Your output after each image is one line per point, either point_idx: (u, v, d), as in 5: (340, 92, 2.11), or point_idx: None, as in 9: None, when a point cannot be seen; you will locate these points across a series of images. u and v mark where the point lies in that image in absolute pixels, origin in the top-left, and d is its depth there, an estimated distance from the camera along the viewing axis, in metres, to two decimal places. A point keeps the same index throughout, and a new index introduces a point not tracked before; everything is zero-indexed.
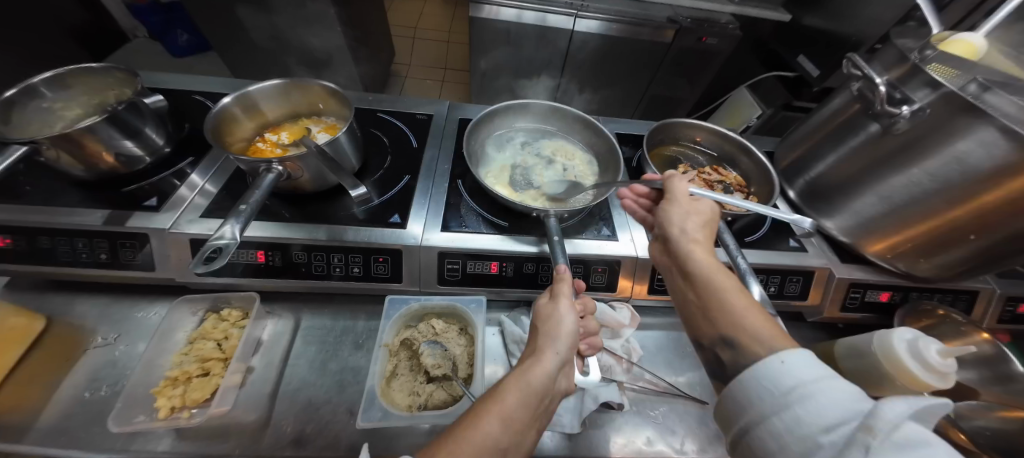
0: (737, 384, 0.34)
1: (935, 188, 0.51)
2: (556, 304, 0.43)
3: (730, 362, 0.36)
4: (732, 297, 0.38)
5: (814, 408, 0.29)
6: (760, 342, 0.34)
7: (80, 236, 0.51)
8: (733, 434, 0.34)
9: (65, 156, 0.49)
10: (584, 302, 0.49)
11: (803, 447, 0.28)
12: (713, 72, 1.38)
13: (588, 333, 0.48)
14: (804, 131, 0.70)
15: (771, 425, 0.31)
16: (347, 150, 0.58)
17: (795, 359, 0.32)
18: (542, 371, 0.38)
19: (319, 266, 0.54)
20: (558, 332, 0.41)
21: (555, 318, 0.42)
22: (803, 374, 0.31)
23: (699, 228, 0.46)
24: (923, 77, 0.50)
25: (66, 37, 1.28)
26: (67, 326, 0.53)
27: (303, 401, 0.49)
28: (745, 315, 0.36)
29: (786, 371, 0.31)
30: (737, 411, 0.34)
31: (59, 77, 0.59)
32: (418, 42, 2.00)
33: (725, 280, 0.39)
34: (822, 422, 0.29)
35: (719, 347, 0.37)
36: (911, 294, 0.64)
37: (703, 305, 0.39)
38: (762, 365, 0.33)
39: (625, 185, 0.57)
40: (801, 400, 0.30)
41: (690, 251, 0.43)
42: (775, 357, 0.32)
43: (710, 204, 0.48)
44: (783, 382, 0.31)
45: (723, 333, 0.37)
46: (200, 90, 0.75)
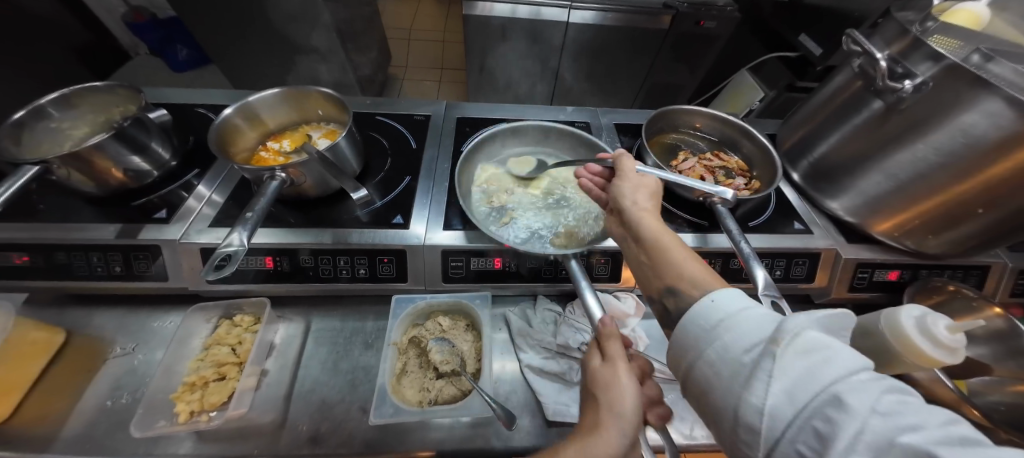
0: (680, 329, 0.36)
1: (941, 162, 0.50)
2: (614, 367, 0.38)
3: (675, 309, 0.39)
4: (673, 250, 0.41)
5: (738, 333, 0.31)
6: (696, 285, 0.37)
7: (94, 251, 0.52)
8: (679, 376, 0.36)
9: (77, 174, 0.51)
10: (641, 365, 0.43)
11: (733, 370, 0.30)
12: (712, 56, 1.36)
13: (654, 401, 0.43)
14: (806, 111, 0.69)
15: (706, 356, 0.32)
16: (348, 154, 0.59)
17: (723, 296, 0.34)
18: (606, 448, 0.34)
19: (326, 270, 0.55)
20: (622, 409, 0.36)
21: (615, 388, 0.37)
22: (731, 306, 0.33)
23: (648, 199, 0.48)
24: (925, 50, 0.49)
25: (71, 58, 1.31)
26: (87, 338, 0.55)
27: (317, 401, 0.51)
28: (685, 266, 0.39)
29: (714, 306, 0.34)
30: (681, 352, 0.35)
31: (66, 97, 0.61)
32: (413, 44, 2.00)
33: (669, 239, 0.42)
34: (744, 345, 0.30)
35: (666, 298, 0.40)
36: (921, 272, 0.63)
37: (652, 263, 0.42)
38: (696, 306, 0.35)
39: (582, 166, 0.61)
40: (727, 330, 0.32)
41: (637, 218, 0.45)
42: (708, 295, 0.35)
43: (654, 178, 0.51)
44: (712, 316, 0.33)
45: (668, 284, 0.40)
46: (201, 102, 0.76)
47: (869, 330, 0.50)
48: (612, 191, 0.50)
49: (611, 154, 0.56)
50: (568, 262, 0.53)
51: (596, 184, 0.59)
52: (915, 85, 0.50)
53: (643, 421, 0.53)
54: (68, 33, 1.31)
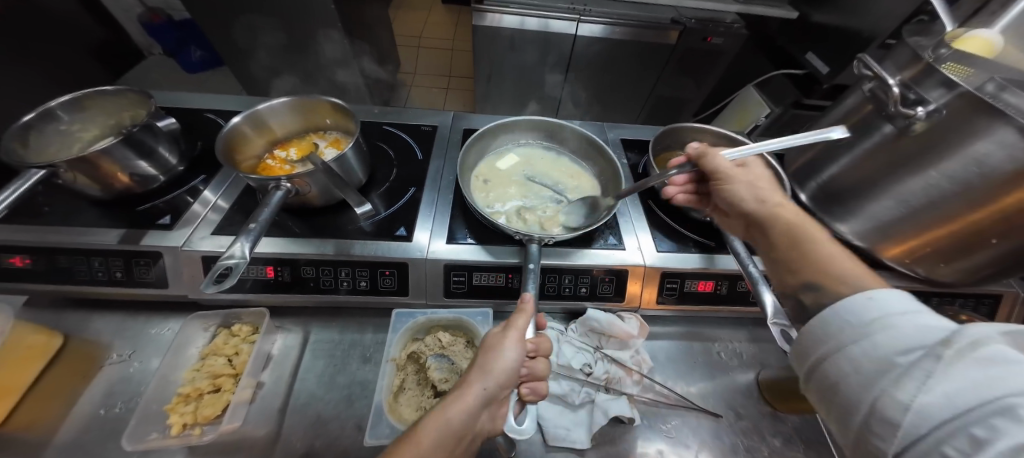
0: (817, 321, 0.35)
1: (954, 191, 0.49)
2: (505, 335, 0.43)
3: (813, 304, 0.37)
4: (819, 246, 0.40)
5: (899, 332, 0.30)
6: (842, 280, 0.37)
7: (96, 256, 0.52)
8: (806, 370, 0.35)
9: (83, 178, 0.51)
10: (539, 343, 0.47)
11: (880, 366, 0.29)
12: (719, 71, 1.37)
13: (535, 376, 0.46)
14: (816, 131, 0.68)
15: (847, 352, 0.32)
16: (354, 165, 0.59)
17: (883, 294, 0.33)
18: (460, 406, 0.38)
19: (327, 281, 0.55)
20: (491, 369, 0.40)
21: (496, 352, 0.41)
22: (893, 305, 0.32)
23: (773, 196, 0.49)
24: (938, 76, 0.48)
25: (84, 58, 1.33)
26: (84, 342, 0.54)
27: (313, 415, 0.50)
28: (831, 261, 0.38)
29: (873, 306, 0.32)
30: (813, 345, 0.35)
31: (77, 101, 0.61)
32: (422, 51, 2.02)
33: (816, 232, 0.42)
34: (900, 346, 0.29)
35: (802, 292, 0.39)
36: (932, 300, 0.62)
37: (788, 260, 0.41)
38: (845, 300, 0.34)
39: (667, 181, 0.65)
40: (883, 328, 0.31)
41: (773, 211, 0.46)
42: (863, 292, 0.34)
43: (761, 171, 0.54)
44: (869, 313, 0.32)
45: (805, 280, 0.39)
46: (211, 107, 0.76)
47: None
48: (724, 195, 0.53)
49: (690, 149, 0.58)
50: (529, 246, 0.54)
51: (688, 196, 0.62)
52: (928, 112, 0.49)
53: (644, 446, 0.52)
54: (84, 32, 1.32)
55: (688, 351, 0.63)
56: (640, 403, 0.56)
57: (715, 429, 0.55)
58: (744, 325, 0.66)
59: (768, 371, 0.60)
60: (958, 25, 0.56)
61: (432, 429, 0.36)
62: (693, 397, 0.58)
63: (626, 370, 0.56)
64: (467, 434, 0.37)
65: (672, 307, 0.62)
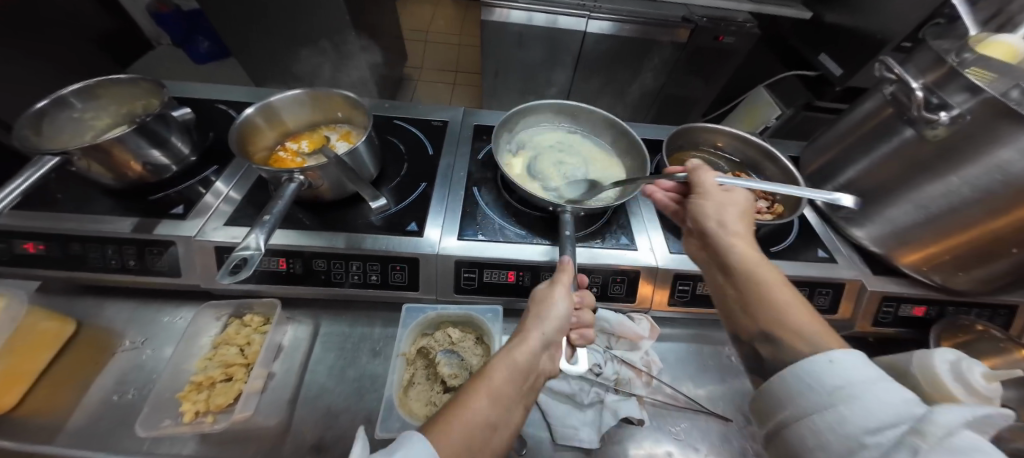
0: (778, 380, 0.36)
1: (976, 197, 0.48)
2: (554, 289, 0.45)
3: (770, 358, 0.39)
4: (776, 291, 0.41)
5: (863, 407, 0.30)
6: (806, 340, 0.37)
7: (109, 243, 0.52)
8: (768, 427, 0.37)
9: (97, 166, 0.51)
10: (584, 296, 0.50)
11: (847, 447, 0.30)
12: (731, 71, 1.35)
13: (582, 325, 0.49)
14: (833, 135, 0.67)
15: (812, 421, 0.33)
16: (365, 159, 0.59)
17: (845, 358, 0.34)
18: (526, 349, 0.39)
19: (337, 274, 0.55)
20: (548, 321, 0.42)
21: (549, 303, 0.43)
22: (854, 375, 0.32)
23: (735, 221, 0.49)
24: (962, 80, 0.47)
25: (93, 46, 1.33)
26: (98, 328, 0.55)
27: (322, 408, 0.50)
28: (790, 310, 0.39)
29: (835, 371, 0.33)
30: (776, 405, 0.36)
31: (91, 89, 0.61)
32: (430, 46, 2.01)
33: (767, 271, 0.43)
34: (866, 424, 0.30)
35: (759, 343, 0.41)
36: (948, 308, 0.61)
37: (743, 300, 0.43)
38: (807, 362, 0.35)
39: (650, 182, 0.62)
40: (847, 400, 0.31)
41: (732, 244, 0.46)
42: (824, 353, 0.35)
43: (743, 196, 0.52)
44: (829, 383, 0.33)
45: (763, 327, 0.40)
46: (222, 98, 0.76)
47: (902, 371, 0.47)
48: (692, 209, 0.52)
49: (686, 165, 0.57)
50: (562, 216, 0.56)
51: (670, 199, 0.59)
52: (951, 117, 0.48)
53: (653, 446, 0.52)
54: (93, 21, 1.33)
55: (698, 354, 0.62)
56: (649, 405, 0.55)
57: (725, 433, 0.54)
58: None
59: None
60: (981, 28, 0.55)
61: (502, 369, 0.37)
62: (702, 400, 0.57)
63: (635, 371, 0.57)
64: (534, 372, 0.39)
65: (683, 310, 0.61)
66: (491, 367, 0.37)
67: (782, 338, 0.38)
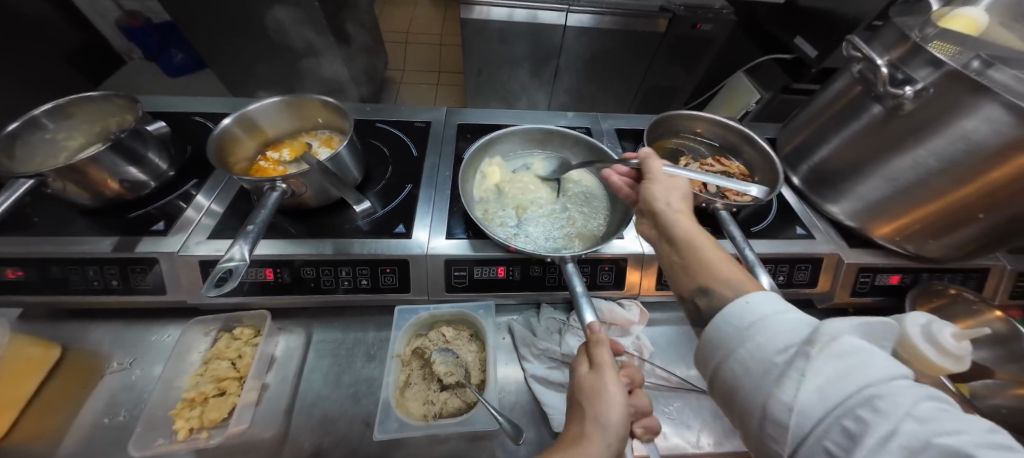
0: (711, 328, 0.36)
1: (942, 168, 0.50)
2: (601, 375, 0.39)
3: (706, 309, 0.39)
4: (710, 253, 0.41)
5: (770, 334, 0.32)
6: (731, 286, 0.38)
7: (90, 264, 0.51)
8: (708, 375, 0.36)
9: (72, 187, 0.50)
10: (631, 374, 0.46)
11: (764, 368, 0.31)
12: (709, 58, 1.37)
13: (642, 412, 0.44)
14: (807, 115, 0.69)
15: (737, 355, 0.33)
16: (348, 163, 0.58)
17: (759, 298, 0.34)
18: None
19: (327, 280, 0.54)
20: (608, 422, 0.37)
21: (601, 397, 0.38)
22: (765, 308, 0.33)
23: (681, 201, 0.49)
24: (924, 56, 0.49)
25: (61, 63, 1.30)
26: (84, 353, 0.54)
27: (319, 415, 0.50)
28: (722, 267, 0.40)
29: (751, 309, 0.34)
30: (711, 351, 0.36)
31: (62, 108, 0.60)
32: (410, 47, 1.99)
33: (704, 239, 0.43)
34: (777, 346, 0.31)
35: (697, 297, 0.40)
36: (923, 275, 0.63)
37: (684, 263, 0.43)
38: (730, 306, 0.35)
39: (609, 166, 0.62)
40: (760, 330, 0.32)
41: (672, 219, 0.46)
42: (742, 296, 0.35)
43: (685, 181, 0.52)
44: (746, 317, 0.34)
45: (701, 284, 0.40)
46: (199, 111, 0.75)
47: None
48: (643, 194, 0.51)
49: (639, 153, 0.56)
50: (563, 265, 0.52)
51: (626, 183, 0.60)
52: (915, 91, 0.50)
53: None
54: (59, 39, 1.29)
55: (688, 336, 0.64)
56: None
57: (716, 409, 0.56)
58: None
59: None
60: (942, 5, 0.57)
61: None
62: (693, 380, 0.59)
63: (628, 356, 0.57)
64: None
65: (671, 293, 0.62)
66: None
67: (712, 288, 0.39)
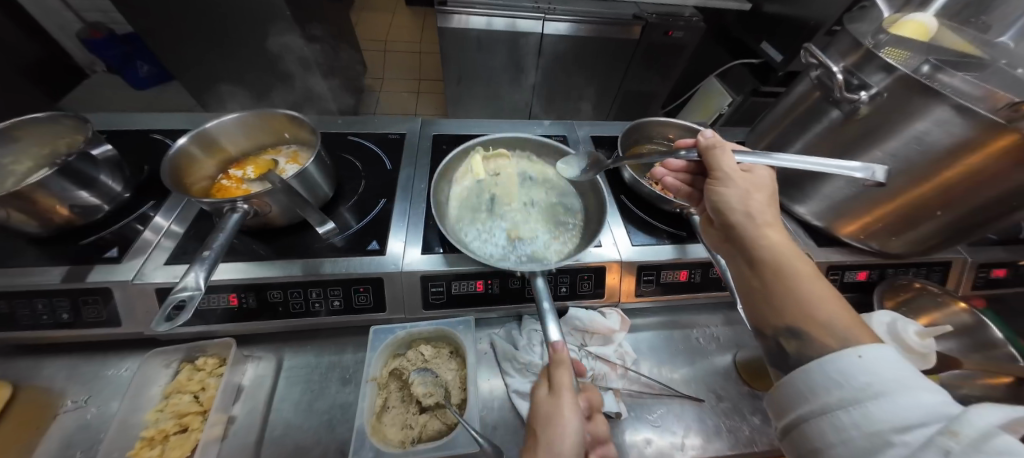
0: (801, 373, 0.35)
1: (899, 168, 0.52)
2: (557, 399, 0.41)
3: (795, 353, 0.36)
4: (806, 285, 0.38)
5: (892, 406, 0.29)
6: (833, 333, 0.35)
7: (38, 296, 0.48)
8: (784, 421, 0.36)
9: (17, 214, 0.47)
10: (590, 398, 0.48)
11: (873, 442, 0.28)
12: (683, 63, 1.40)
13: (593, 408, 0.47)
14: (772, 118, 0.70)
15: (835, 418, 0.31)
16: (317, 180, 0.57)
17: (875, 353, 0.32)
18: None
19: (297, 303, 0.52)
20: (558, 446, 0.38)
21: (558, 417, 0.40)
22: (883, 370, 0.31)
23: (765, 210, 0.45)
24: (878, 61, 0.50)
25: (19, 78, 1.24)
26: (36, 390, 0.50)
27: (290, 446, 0.48)
28: (817, 303, 0.36)
29: (865, 366, 0.32)
30: (795, 400, 0.35)
31: (8, 131, 0.56)
32: (389, 55, 1.98)
33: (797, 264, 0.40)
34: (897, 423, 0.28)
35: (784, 337, 0.37)
36: (887, 271, 0.66)
37: (772, 291, 0.39)
38: (837, 357, 0.33)
39: (662, 162, 0.63)
40: (875, 397, 0.30)
41: (759, 235, 0.43)
42: (854, 348, 0.33)
43: (765, 177, 0.49)
44: (858, 378, 0.31)
45: (789, 323, 0.37)
46: (159, 128, 0.72)
47: None
48: (714, 199, 0.49)
49: (702, 141, 0.54)
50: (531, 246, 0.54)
51: (680, 180, 0.62)
52: (870, 95, 0.51)
53: (633, 435, 0.53)
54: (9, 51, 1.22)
55: (669, 340, 0.64)
56: (625, 395, 0.57)
57: (698, 413, 0.56)
58: (718, 309, 0.68)
59: (745, 351, 0.62)
60: (894, 11, 0.59)
61: None
62: (675, 384, 0.59)
63: (610, 364, 0.57)
64: None
65: (651, 298, 0.62)
66: None
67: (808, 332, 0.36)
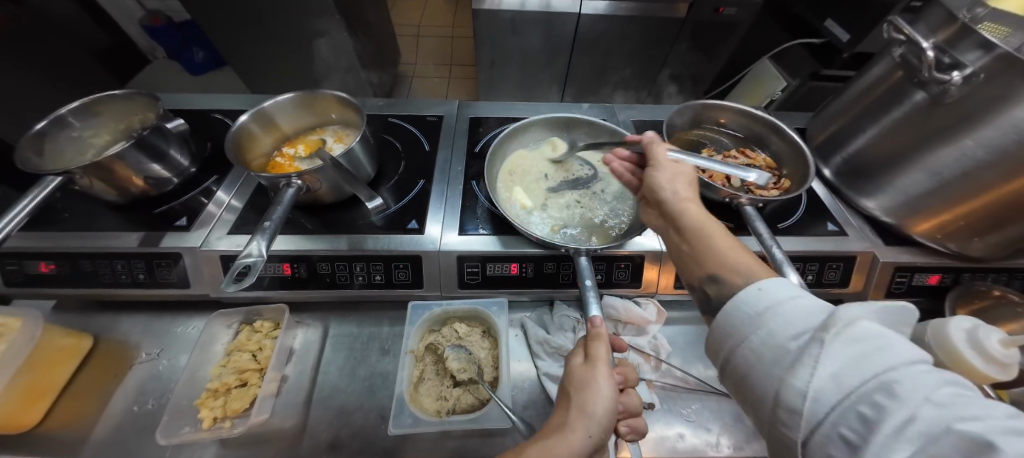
0: (721, 313, 0.35)
1: (991, 160, 0.47)
2: (593, 368, 0.41)
3: (716, 298, 0.37)
4: (716, 240, 0.39)
5: (784, 319, 0.31)
6: (741, 273, 0.36)
7: (118, 258, 0.53)
8: (720, 363, 0.36)
9: (99, 183, 0.51)
10: (624, 372, 0.47)
11: (775, 354, 0.30)
12: (734, 43, 1.31)
13: (631, 413, 0.46)
14: (840, 103, 0.65)
15: (750, 342, 0.32)
16: (362, 158, 0.58)
17: (772, 283, 0.33)
18: (567, 445, 0.36)
19: (342, 276, 0.55)
20: (592, 410, 0.38)
21: (591, 389, 0.39)
22: (777, 292, 0.33)
23: (687, 187, 0.45)
24: (975, 37, 0.45)
25: (91, 63, 1.34)
26: (113, 342, 0.56)
27: (336, 407, 0.51)
28: (729, 255, 0.38)
29: (762, 292, 0.33)
30: (721, 339, 0.35)
31: (88, 106, 0.61)
32: (422, 40, 1.98)
33: (711, 224, 0.41)
34: (791, 332, 0.30)
35: (706, 285, 0.38)
36: (964, 275, 0.59)
37: (693, 252, 0.40)
38: (742, 291, 0.34)
39: (610, 151, 0.58)
40: (773, 317, 0.31)
41: (676, 204, 0.43)
42: (756, 283, 0.34)
43: (692, 164, 0.48)
44: (759, 303, 0.33)
45: (711, 272, 0.38)
46: (216, 107, 0.76)
47: (920, 342, 0.46)
48: (646, 183, 0.47)
49: (643, 137, 0.52)
50: (577, 258, 0.52)
51: (625, 168, 0.56)
52: (964, 77, 0.46)
53: (664, 429, 0.52)
54: (82, 36, 1.32)
55: (707, 335, 0.62)
56: (658, 388, 0.56)
57: (736, 412, 0.54)
58: None
59: None
60: None
61: None
62: (712, 381, 0.57)
63: (644, 356, 0.57)
64: None
65: (689, 292, 0.60)
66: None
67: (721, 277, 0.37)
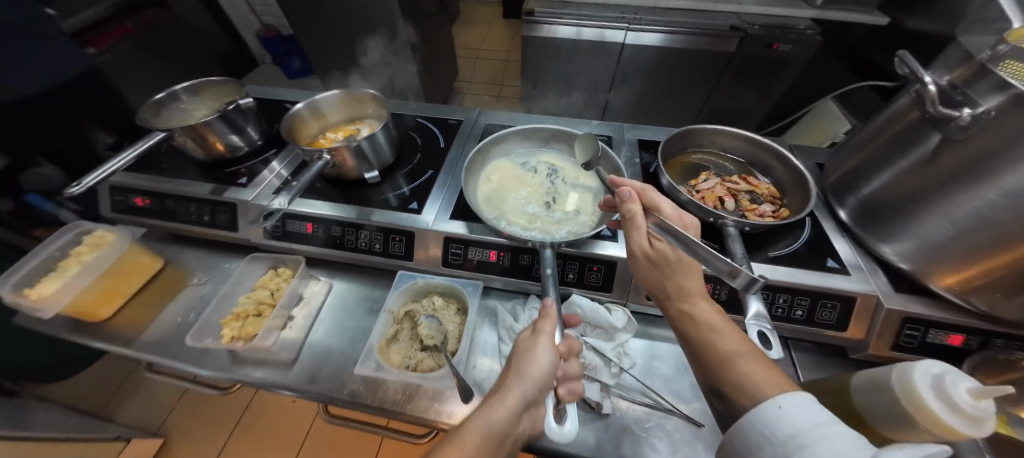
0: (739, 430, 0.35)
1: (1007, 206, 0.43)
2: (536, 340, 0.47)
3: (723, 411, 0.39)
4: (727, 348, 0.41)
5: (812, 455, 0.29)
6: (750, 395, 0.37)
7: (193, 202, 0.69)
8: None
9: (191, 143, 0.68)
10: (570, 345, 0.50)
11: None
12: (789, 81, 1.29)
13: (570, 377, 0.48)
14: (859, 139, 0.63)
15: None
16: (383, 145, 0.68)
17: (793, 403, 0.33)
18: (501, 411, 0.41)
19: (350, 240, 0.65)
20: (529, 372, 0.44)
21: (530, 358, 0.45)
22: (802, 418, 0.31)
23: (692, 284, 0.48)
24: (993, 78, 0.44)
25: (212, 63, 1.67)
26: (177, 268, 0.71)
27: (323, 348, 0.60)
28: (744, 371, 0.39)
29: (785, 416, 0.32)
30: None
31: (196, 87, 0.81)
32: (478, 62, 2.16)
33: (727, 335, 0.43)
34: None
35: (715, 400, 0.41)
36: (995, 341, 0.53)
37: (703, 364, 0.42)
38: (762, 412, 0.34)
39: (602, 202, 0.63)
40: (799, 448, 0.30)
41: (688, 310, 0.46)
42: (773, 400, 0.34)
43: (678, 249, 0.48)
44: (781, 430, 0.32)
45: (715, 385, 0.40)
46: (288, 99, 0.93)
47: (884, 385, 0.42)
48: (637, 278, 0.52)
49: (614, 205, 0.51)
50: (541, 251, 0.57)
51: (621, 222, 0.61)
52: (974, 115, 0.44)
53: (607, 432, 0.53)
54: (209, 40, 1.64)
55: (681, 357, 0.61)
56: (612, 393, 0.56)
57: (687, 433, 0.53)
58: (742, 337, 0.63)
59: None
60: None
61: (472, 433, 0.40)
62: (671, 399, 0.57)
63: (604, 359, 0.58)
64: (506, 436, 0.41)
65: None
66: (464, 429, 0.40)
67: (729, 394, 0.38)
